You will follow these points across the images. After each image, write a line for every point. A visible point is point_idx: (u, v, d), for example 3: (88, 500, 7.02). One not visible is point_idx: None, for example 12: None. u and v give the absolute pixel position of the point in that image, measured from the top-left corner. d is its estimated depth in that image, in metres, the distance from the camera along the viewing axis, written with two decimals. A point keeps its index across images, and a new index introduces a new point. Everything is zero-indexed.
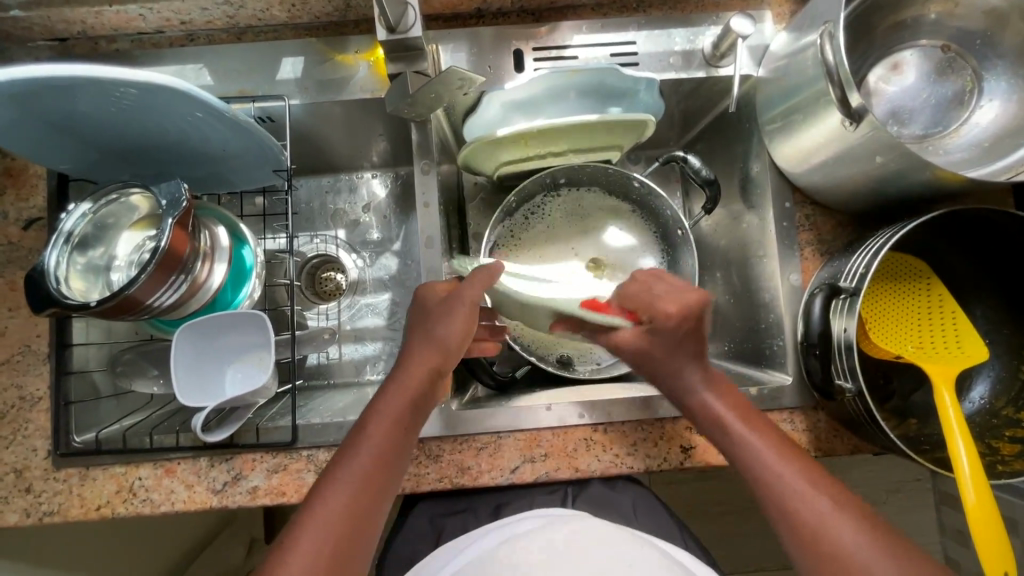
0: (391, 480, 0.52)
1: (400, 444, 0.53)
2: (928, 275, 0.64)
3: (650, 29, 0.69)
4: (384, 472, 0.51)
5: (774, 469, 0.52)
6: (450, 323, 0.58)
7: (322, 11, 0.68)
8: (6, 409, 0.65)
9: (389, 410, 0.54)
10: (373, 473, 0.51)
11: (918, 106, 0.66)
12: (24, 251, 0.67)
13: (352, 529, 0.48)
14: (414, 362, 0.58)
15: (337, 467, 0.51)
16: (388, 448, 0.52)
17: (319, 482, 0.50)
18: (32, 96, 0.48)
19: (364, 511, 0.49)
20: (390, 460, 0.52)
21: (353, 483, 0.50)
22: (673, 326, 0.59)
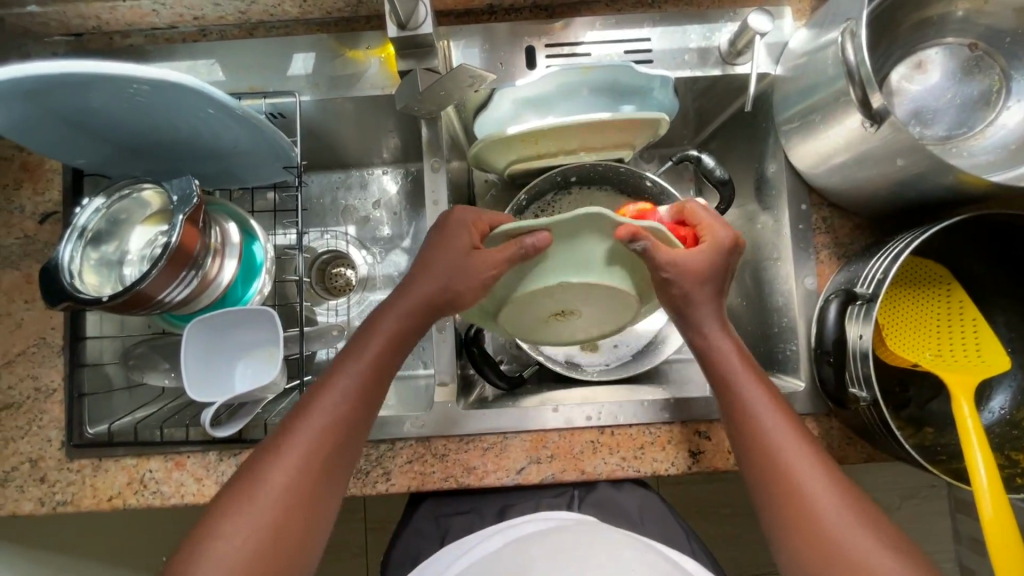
0: (368, 419, 0.54)
1: (379, 384, 0.55)
2: (950, 280, 0.62)
3: (666, 26, 0.68)
4: (363, 411, 0.53)
5: (773, 431, 0.52)
6: (467, 279, 0.56)
7: (334, 7, 0.68)
8: (21, 399, 0.66)
9: (374, 351, 0.55)
10: (350, 410, 0.52)
11: (943, 106, 0.64)
12: (40, 245, 0.68)
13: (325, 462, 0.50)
14: (403, 303, 0.57)
15: (315, 399, 0.52)
16: (368, 387, 0.54)
17: (296, 411, 0.52)
18: (48, 93, 0.49)
19: (339, 447, 0.51)
20: (369, 398, 0.54)
21: (328, 418, 0.51)
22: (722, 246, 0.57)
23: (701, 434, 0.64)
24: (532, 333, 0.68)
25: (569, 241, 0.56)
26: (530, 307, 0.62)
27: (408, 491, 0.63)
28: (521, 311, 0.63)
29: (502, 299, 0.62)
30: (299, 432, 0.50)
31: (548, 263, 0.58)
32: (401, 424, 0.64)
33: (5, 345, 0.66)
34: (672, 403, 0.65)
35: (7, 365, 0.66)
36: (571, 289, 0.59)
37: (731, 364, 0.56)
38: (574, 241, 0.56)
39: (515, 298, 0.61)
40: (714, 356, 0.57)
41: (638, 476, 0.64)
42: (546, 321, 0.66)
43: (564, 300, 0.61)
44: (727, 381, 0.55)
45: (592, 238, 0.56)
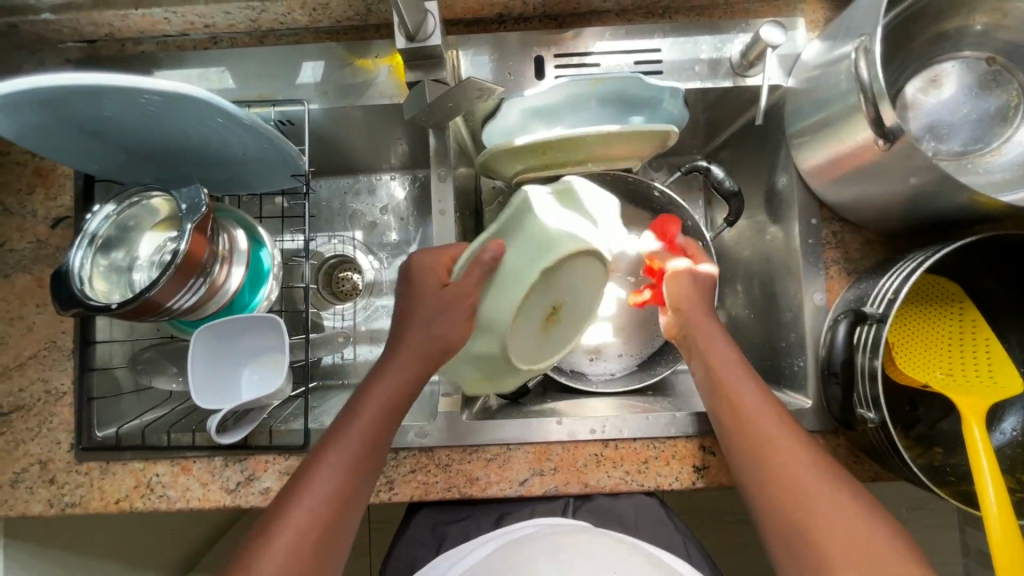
0: (373, 469, 0.52)
1: (381, 441, 0.53)
2: (962, 299, 0.61)
3: (676, 36, 0.67)
4: (369, 462, 0.52)
5: (793, 477, 0.49)
6: (451, 319, 0.55)
7: (343, 15, 0.68)
8: (32, 402, 0.67)
9: (375, 403, 0.54)
10: (357, 461, 0.51)
11: (959, 121, 0.62)
12: (52, 249, 0.69)
13: (333, 521, 0.48)
14: (403, 352, 0.55)
15: (318, 460, 0.50)
16: (370, 437, 0.52)
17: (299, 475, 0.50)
18: (61, 103, 0.49)
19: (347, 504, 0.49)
20: (374, 449, 0.52)
21: (334, 475, 0.50)
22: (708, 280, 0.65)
23: (706, 450, 0.64)
24: (540, 356, 0.63)
25: (517, 236, 0.57)
26: (519, 329, 0.59)
27: (411, 500, 0.63)
28: (518, 338, 0.59)
29: (489, 340, 0.58)
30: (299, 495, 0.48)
31: (504, 273, 0.56)
32: (405, 434, 0.64)
33: (17, 348, 0.67)
34: (677, 417, 0.65)
35: (18, 368, 0.67)
36: (542, 284, 0.57)
37: (738, 397, 0.55)
38: (518, 233, 0.57)
39: (501, 331, 0.57)
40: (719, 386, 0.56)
41: (641, 490, 0.64)
42: (541, 335, 0.62)
43: (543, 298, 0.59)
44: (732, 413, 0.55)
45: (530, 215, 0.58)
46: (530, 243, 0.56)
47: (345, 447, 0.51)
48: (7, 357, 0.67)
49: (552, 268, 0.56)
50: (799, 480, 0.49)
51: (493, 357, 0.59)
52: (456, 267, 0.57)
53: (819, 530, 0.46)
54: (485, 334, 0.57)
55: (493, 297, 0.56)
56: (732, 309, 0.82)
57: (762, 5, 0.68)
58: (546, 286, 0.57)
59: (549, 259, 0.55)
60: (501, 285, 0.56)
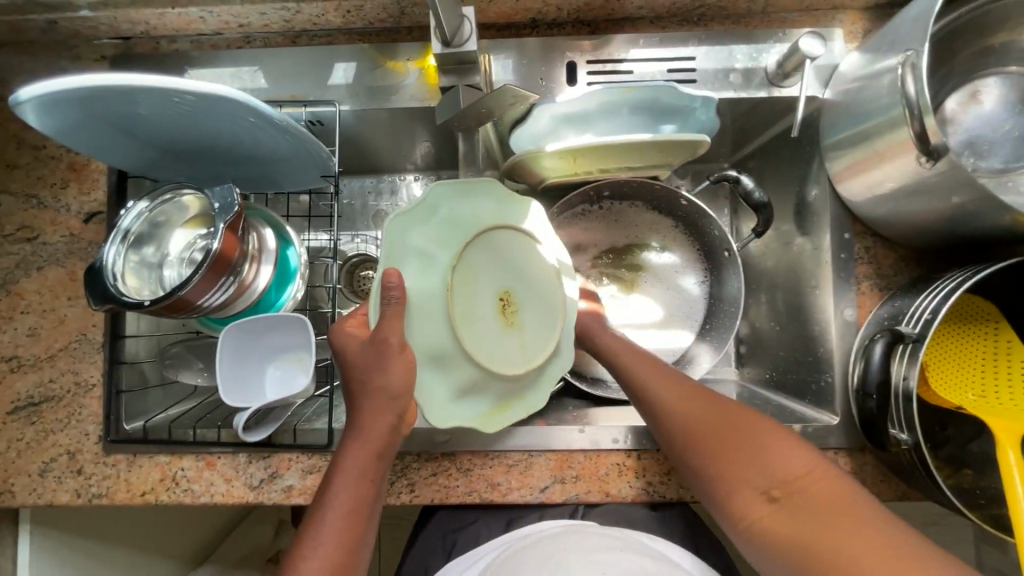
0: (374, 508, 0.54)
1: (367, 495, 0.53)
2: (998, 319, 0.60)
3: (711, 45, 0.67)
4: (370, 501, 0.53)
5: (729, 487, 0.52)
6: (387, 369, 0.54)
7: (377, 17, 0.68)
8: (62, 393, 0.68)
9: (356, 459, 0.53)
10: (360, 501, 0.52)
11: (1001, 137, 0.60)
12: (85, 243, 0.70)
13: (350, 556, 0.50)
14: (364, 415, 0.54)
15: (320, 514, 0.51)
16: (364, 482, 0.52)
17: (302, 528, 0.51)
18: (99, 100, 0.50)
19: (358, 537, 0.51)
20: (372, 489, 0.53)
21: (339, 521, 0.51)
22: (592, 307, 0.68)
23: None
24: (524, 354, 0.60)
25: (408, 262, 0.59)
26: (469, 331, 0.58)
27: (431, 503, 0.64)
28: (482, 348, 0.59)
29: (454, 365, 0.59)
30: (312, 547, 0.49)
31: (421, 303, 0.58)
32: (427, 437, 0.64)
33: (48, 340, 0.68)
34: None
35: (49, 359, 0.68)
36: (464, 285, 0.59)
37: (649, 387, 0.58)
38: (405, 256, 0.59)
39: (454, 350, 0.58)
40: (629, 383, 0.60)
41: (662, 501, 0.64)
42: (505, 332, 0.60)
43: (476, 298, 0.60)
44: (648, 404, 0.58)
45: (417, 232, 0.60)
46: (425, 267, 0.59)
47: (343, 495, 0.52)
48: (38, 349, 0.68)
49: (460, 268, 0.59)
50: (711, 443, 0.53)
51: (475, 379, 0.60)
52: (370, 317, 0.57)
53: (737, 483, 0.51)
54: (450, 364, 0.59)
55: (417, 329, 0.58)
56: (755, 319, 0.81)
57: (801, 15, 0.68)
58: (471, 287, 0.60)
59: (449, 265, 0.59)
60: (425, 314, 0.58)
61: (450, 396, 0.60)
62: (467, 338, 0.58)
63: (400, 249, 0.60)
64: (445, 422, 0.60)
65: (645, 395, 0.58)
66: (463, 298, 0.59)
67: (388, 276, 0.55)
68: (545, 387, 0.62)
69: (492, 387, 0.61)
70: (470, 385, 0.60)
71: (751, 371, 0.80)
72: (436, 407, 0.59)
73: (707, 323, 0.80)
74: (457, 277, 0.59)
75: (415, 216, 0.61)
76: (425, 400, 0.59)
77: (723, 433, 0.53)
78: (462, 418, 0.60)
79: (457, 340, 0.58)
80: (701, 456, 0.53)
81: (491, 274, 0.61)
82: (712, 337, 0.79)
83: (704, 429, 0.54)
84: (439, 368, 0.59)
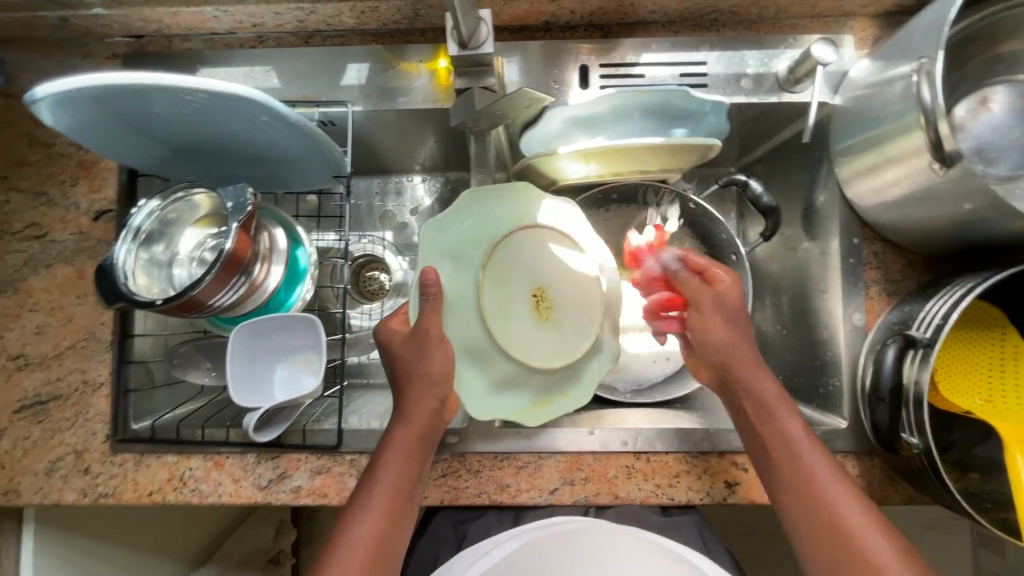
0: (417, 493, 0.55)
1: (412, 479, 0.54)
2: (1005, 325, 0.61)
3: (723, 50, 0.67)
4: (411, 486, 0.54)
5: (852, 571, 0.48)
6: (427, 358, 0.56)
7: (390, 19, 0.69)
8: (70, 391, 0.67)
9: (402, 442, 0.55)
10: (402, 481, 0.53)
11: (1010, 144, 0.61)
12: (94, 241, 0.69)
13: (388, 539, 0.52)
14: (409, 401, 0.56)
15: (365, 492, 0.53)
16: (408, 463, 0.54)
17: (344, 510, 0.53)
18: (113, 100, 0.50)
19: (397, 519, 0.53)
20: (415, 472, 0.54)
21: (382, 501, 0.52)
22: (727, 308, 0.59)
23: (740, 466, 0.64)
24: (562, 349, 0.62)
25: (442, 261, 0.63)
26: (508, 326, 0.62)
27: (441, 505, 0.64)
28: (517, 344, 0.61)
29: (489, 360, 0.62)
30: (354, 521, 0.51)
31: (456, 301, 0.62)
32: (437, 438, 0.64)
33: (56, 338, 0.68)
34: (710, 433, 0.64)
35: (57, 358, 0.68)
36: (496, 282, 0.62)
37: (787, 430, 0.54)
38: (440, 254, 0.63)
39: (488, 344, 0.61)
40: (763, 423, 0.55)
41: (671, 504, 0.64)
42: (543, 324, 0.62)
43: (511, 292, 0.62)
44: (774, 431, 0.55)
45: (451, 231, 0.63)
46: (458, 265, 0.63)
47: (387, 477, 0.53)
48: (46, 347, 0.68)
49: (492, 267, 0.62)
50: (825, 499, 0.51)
51: (511, 373, 0.62)
52: (411, 314, 0.60)
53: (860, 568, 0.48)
54: (488, 360, 0.62)
55: (452, 325, 0.61)
56: (761, 323, 0.79)
57: (812, 21, 0.68)
58: (505, 283, 0.62)
59: (480, 263, 0.62)
60: (459, 313, 0.61)
61: (486, 389, 0.62)
62: (504, 332, 0.61)
63: (434, 249, 0.63)
64: (488, 414, 0.61)
65: (782, 437, 0.54)
66: (500, 294, 0.62)
67: (426, 273, 0.58)
68: (588, 384, 0.63)
69: (530, 382, 0.63)
70: (507, 380, 0.62)
71: None
72: (475, 401, 0.61)
73: None
74: (487, 275, 0.62)
75: (453, 217, 0.64)
76: (463, 392, 0.61)
77: (843, 498, 0.51)
78: (503, 411, 0.61)
79: (491, 335, 0.61)
80: (810, 507, 0.51)
81: (524, 273, 0.63)
82: None
83: (823, 485, 0.52)
84: (476, 363, 0.62)
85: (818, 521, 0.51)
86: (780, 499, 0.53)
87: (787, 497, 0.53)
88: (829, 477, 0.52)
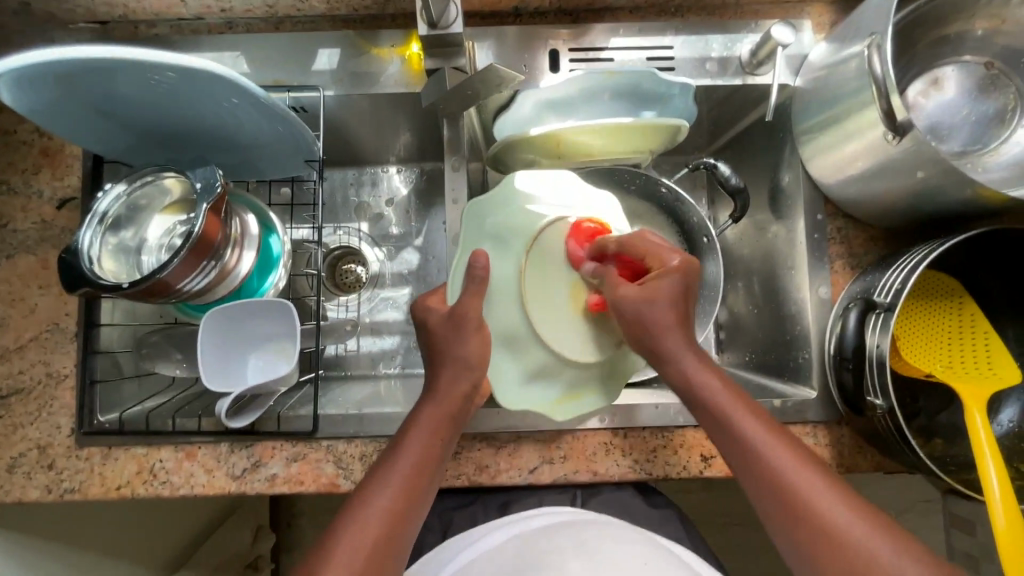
0: (438, 472, 0.54)
1: (434, 464, 0.53)
2: (961, 294, 0.63)
3: (688, 34, 0.69)
4: (435, 466, 0.53)
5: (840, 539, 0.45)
6: (466, 340, 0.56)
7: (361, 4, 0.70)
8: (32, 384, 0.65)
9: (431, 420, 0.54)
10: (426, 460, 0.52)
11: (959, 122, 0.65)
12: (58, 230, 0.68)
13: (405, 516, 0.50)
14: (443, 387, 0.55)
15: (390, 465, 0.52)
16: (434, 441, 0.53)
17: (361, 489, 0.51)
18: (76, 79, 0.49)
19: (416, 499, 0.51)
20: (439, 451, 0.53)
21: (407, 472, 0.51)
22: (651, 297, 0.54)
23: None
24: (595, 343, 0.62)
25: (485, 244, 0.62)
26: (546, 316, 0.61)
27: None
28: (554, 331, 0.61)
29: (525, 350, 0.61)
30: (379, 490, 0.50)
31: (496, 285, 0.61)
32: None
33: (18, 330, 0.66)
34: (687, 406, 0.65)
35: (19, 350, 0.66)
36: (539, 267, 0.62)
37: (732, 408, 0.52)
38: (481, 227, 0.63)
39: (525, 335, 0.61)
40: (710, 402, 0.52)
41: (648, 479, 0.65)
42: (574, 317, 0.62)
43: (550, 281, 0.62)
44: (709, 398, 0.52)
45: (492, 214, 0.63)
46: (499, 249, 0.62)
47: (414, 451, 0.52)
48: (7, 340, 0.66)
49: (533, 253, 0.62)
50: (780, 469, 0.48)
51: (546, 364, 0.61)
52: (451, 291, 0.60)
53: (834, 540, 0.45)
54: (521, 347, 0.61)
55: (492, 310, 0.61)
56: (734, 306, 0.82)
57: (771, 6, 0.71)
58: (545, 270, 0.62)
59: (522, 249, 0.62)
60: (500, 297, 0.61)
61: (520, 378, 0.61)
62: (544, 323, 0.61)
63: (468, 232, 0.63)
64: (515, 404, 0.61)
65: (725, 414, 0.52)
66: (540, 279, 0.62)
67: (478, 255, 0.58)
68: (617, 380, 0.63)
69: (563, 374, 0.62)
70: (540, 371, 0.62)
71: (731, 355, 0.80)
72: (507, 389, 0.60)
73: (692, 308, 0.77)
74: (530, 261, 0.62)
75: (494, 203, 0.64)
76: (497, 381, 0.60)
77: (804, 475, 0.48)
78: (533, 402, 0.61)
79: (529, 322, 0.61)
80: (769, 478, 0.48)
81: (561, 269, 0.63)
82: (693, 322, 0.77)
83: (778, 460, 0.49)
84: (511, 352, 0.61)
85: (773, 492, 0.48)
86: (739, 476, 0.51)
87: (741, 474, 0.51)
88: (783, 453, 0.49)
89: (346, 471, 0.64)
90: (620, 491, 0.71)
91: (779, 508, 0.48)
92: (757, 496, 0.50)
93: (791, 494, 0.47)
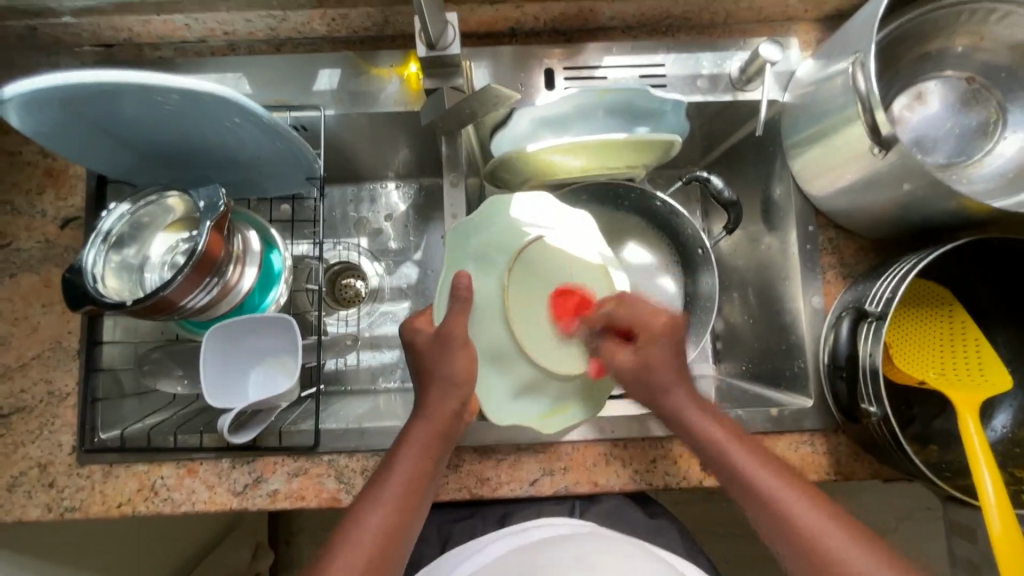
0: (432, 488, 0.54)
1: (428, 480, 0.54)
2: (951, 301, 0.64)
3: (679, 53, 0.71)
4: (427, 483, 0.53)
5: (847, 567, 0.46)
6: (451, 359, 0.57)
7: (361, 26, 0.71)
8: (33, 403, 0.65)
9: (422, 439, 0.54)
10: (419, 475, 0.53)
11: (943, 135, 0.67)
12: (60, 249, 0.68)
13: (400, 532, 0.50)
14: (433, 406, 0.56)
15: (382, 483, 0.52)
16: (427, 458, 0.54)
17: (357, 503, 0.52)
18: (81, 102, 0.50)
19: (410, 514, 0.52)
20: (432, 467, 0.54)
21: (399, 489, 0.52)
22: (644, 363, 0.58)
23: None
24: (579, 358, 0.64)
25: (469, 264, 0.64)
26: (529, 333, 0.64)
27: None
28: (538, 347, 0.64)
29: (511, 365, 0.63)
30: (369, 508, 0.50)
31: (482, 305, 0.63)
32: None
33: (21, 348, 0.66)
34: None
35: (21, 369, 0.66)
36: (522, 284, 0.65)
37: (727, 448, 0.54)
38: (466, 245, 0.64)
39: (511, 351, 0.63)
40: (706, 446, 0.54)
41: (649, 489, 0.66)
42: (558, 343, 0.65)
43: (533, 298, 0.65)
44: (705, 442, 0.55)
45: (477, 232, 0.65)
46: (485, 269, 0.64)
47: (406, 467, 0.53)
48: (9, 358, 0.66)
49: (517, 270, 0.64)
50: (771, 497, 0.50)
51: (530, 379, 0.63)
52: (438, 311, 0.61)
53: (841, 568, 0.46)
54: (508, 363, 0.63)
55: (479, 329, 0.63)
56: (729, 316, 0.83)
57: (759, 25, 0.73)
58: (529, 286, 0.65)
59: (507, 268, 0.64)
60: (486, 317, 0.63)
61: (507, 394, 0.63)
62: (524, 339, 0.64)
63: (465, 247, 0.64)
64: (501, 419, 0.62)
65: (722, 456, 0.54)
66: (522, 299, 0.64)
67: (459, 277, 0.59)
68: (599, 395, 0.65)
69: (547, 389, 0.64)
70: (525, 386, 0.63)
71: (728, 365, 0.82)
72: (494, 405, 0.62)
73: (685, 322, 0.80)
74: (513, 283, 0.64)
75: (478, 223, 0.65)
76: (485, 397, 0.62)
77: (803, 507, 0.49)
78: (519, 417, 0.62)
79: (515, 339, 0.63)
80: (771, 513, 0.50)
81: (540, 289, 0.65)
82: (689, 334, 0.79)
83: (778, 493, 0.50)
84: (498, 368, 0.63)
85: (773, 526, 0.50)
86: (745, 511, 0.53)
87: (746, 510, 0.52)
88: (783, 486, 0.51)
89: (347, 485, 0.64)
90: (620, 502, 0.72)
91: (779, 537, 0.49)
92: (764, 530, 0.51)
93: (791, 522, 0.49)
